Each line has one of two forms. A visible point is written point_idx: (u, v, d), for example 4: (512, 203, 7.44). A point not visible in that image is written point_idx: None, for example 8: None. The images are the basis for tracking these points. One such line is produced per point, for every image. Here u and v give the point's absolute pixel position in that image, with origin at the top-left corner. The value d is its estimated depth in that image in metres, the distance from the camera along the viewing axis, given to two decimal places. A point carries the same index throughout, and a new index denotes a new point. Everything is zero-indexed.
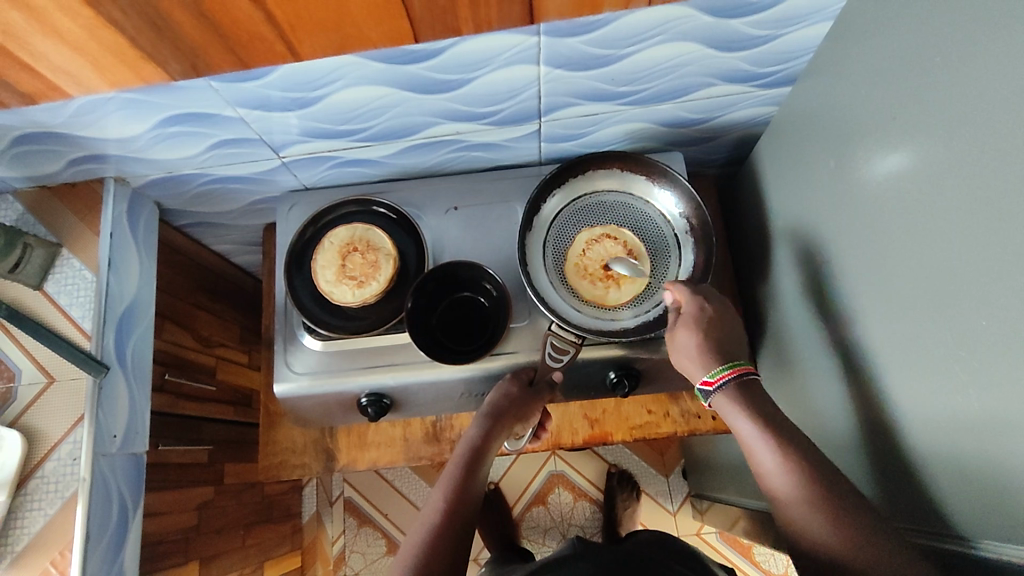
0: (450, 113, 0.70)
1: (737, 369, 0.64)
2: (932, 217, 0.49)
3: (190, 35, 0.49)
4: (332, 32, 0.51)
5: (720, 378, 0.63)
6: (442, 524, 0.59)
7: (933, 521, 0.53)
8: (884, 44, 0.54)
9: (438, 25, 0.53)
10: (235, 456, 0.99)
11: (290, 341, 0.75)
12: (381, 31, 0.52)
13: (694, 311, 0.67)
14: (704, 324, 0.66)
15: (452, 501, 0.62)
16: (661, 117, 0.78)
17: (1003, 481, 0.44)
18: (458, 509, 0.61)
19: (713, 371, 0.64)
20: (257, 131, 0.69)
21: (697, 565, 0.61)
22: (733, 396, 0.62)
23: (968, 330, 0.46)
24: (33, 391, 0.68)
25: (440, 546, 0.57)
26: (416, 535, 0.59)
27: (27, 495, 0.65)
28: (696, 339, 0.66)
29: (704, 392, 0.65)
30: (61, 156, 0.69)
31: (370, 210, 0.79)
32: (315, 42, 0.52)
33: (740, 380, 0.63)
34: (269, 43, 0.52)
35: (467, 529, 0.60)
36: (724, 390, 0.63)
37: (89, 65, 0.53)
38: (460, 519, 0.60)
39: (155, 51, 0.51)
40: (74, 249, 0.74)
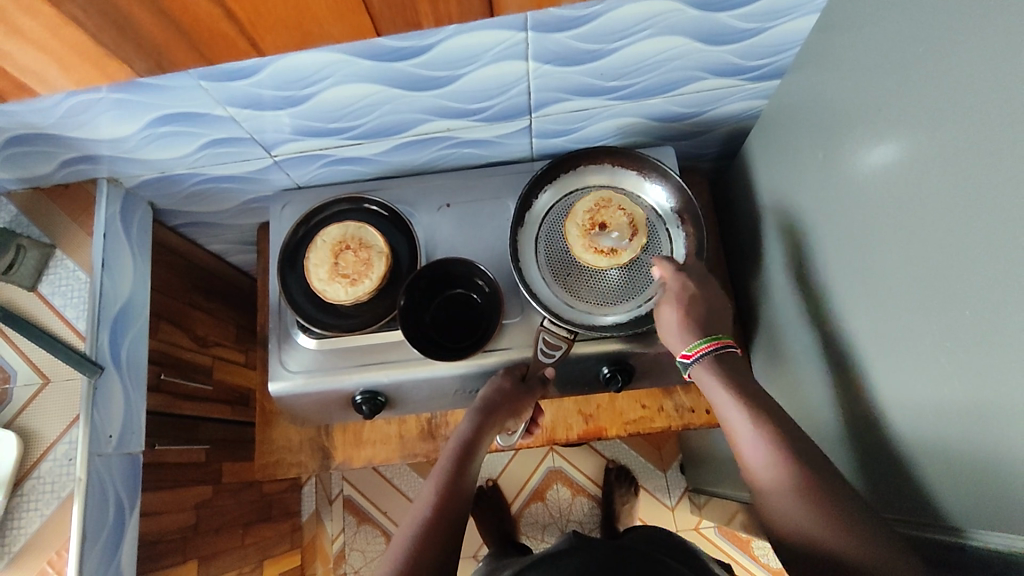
0: (440, 110, 0.70)
1: (717, 342, 0.65)
2: (920, 208, 0.49)
3: (150, 30, 0.49)
4: (293, 29, 0.50)
5: (698, 351, 0.65)
6: (434, 517, 0.59)
7: (923, 512, 0.53)
8: (870, 36, 0.54)
9: (398, 19, 0.51)
10: (232, 455, 0.99)
11: (284, 340, 0.76)
12: (341, 28, 0.51)
13: (676, 287, 0.68)
14: (685, 297, 0.67)
15: (444, 494, 0.62)
16: (651, 112, 0.78)
17: (993, 473, 0.44)
18: (450, 502, 0.61)
19: (691, 345, 0.65)
20: (248, 130, 0.69)
21: (691, 560, 0.61)
22: (712, 367, 0.64)
23: (956, 319, 0.46)
24: (28, 392, 0.68)
25: (432, 538, 0.57)
26: (408, 528, 0.59)
27: (23, 496, 0.65)
28: (678, 313, 0.67)
29: (682, 363, 0.66)
30: (53, 157, 0.69)
31: (362, 208, 0.80)
32: (277, 39, 0.51)
33: (716, 353, 0.64)
34: (231, 39, 0.50)
35: (459, 523, 0.60)
36: (702, 362, 0.64)
37: (69, 68, 0.53)
38: (452, 512, 0.60)
39: (118, 48, 0.50)
40: (68, 250, 0.74)
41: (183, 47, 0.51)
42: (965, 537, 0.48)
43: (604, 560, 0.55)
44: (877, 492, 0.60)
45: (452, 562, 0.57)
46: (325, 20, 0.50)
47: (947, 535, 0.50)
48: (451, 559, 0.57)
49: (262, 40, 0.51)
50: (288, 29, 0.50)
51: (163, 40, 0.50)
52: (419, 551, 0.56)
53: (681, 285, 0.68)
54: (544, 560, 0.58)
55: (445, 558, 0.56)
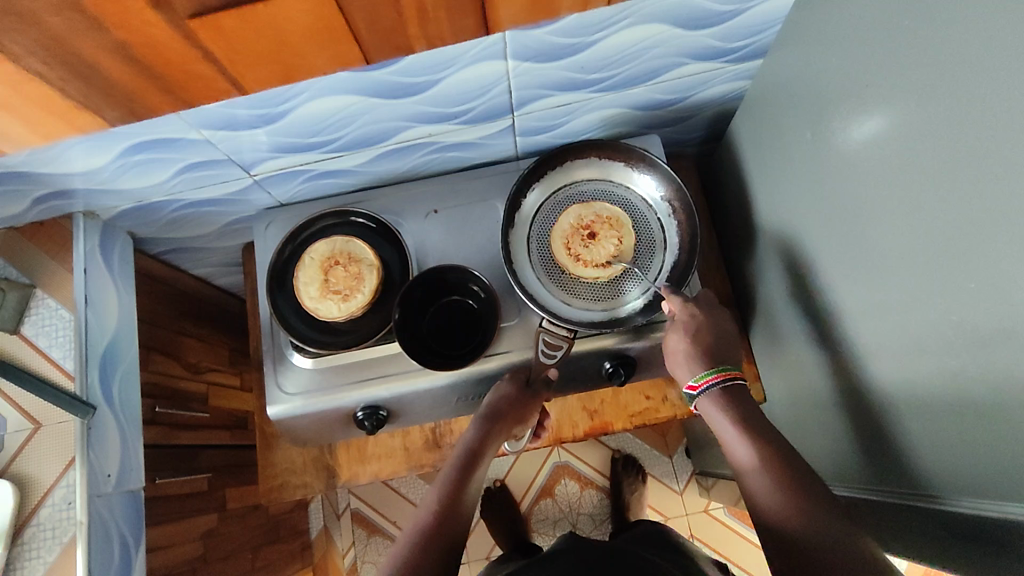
0: (420, 116, 0.69)
1: (724, 373, 0.64)
2: (912, 182, 0.48)
3: (121, 78, 0.46)
4: (272, 64, 0.48)
5: (705, 382, 0.64)
6: (434, 527, 0.58)
7: (918, 485, 0.53)
8: (851, 10, 0.53)
9: (387, 45, 0.50)
10: (235, 480, 0.98)
11: (280, 361, 0.74)
12: (325, 58, 0.49)
13: (685, 317, 0.68)
14: (693, 328, 0.67)
15: (446, 502, 0.61)
16: (634, 101, 0.77)
17: (990, 442, 0.44)
18: (451, 511, 0.60)
19: (698, 376, 0.65)
20: (225, 151, 0.67)
21: (680, 557, 0.61)
22: (717, 400, 0.63)
23: (949, 292, 0.46)
24: (20, 438, 0.66)
25: (430, 550, 0.56)
26: (406, 539, 0.58)
27: (23, 545, 0.64)
28: (686, 344, 0.66)
29: (690, 395, 0.66)
30: (26, 196, 0.67)
31: (349, 221, 0.78)
32: (258, 74, 0.49)
33: (725, 385, 0.64)
34: (210, 80, 0.49)
35: (459, 532, 0.59)
36: (708, 393, 0.64)
37: (36, 117, 0.51)
38: (453, 522, 0.59)
39: (88, 99, 0.49)
40: (50, 289, 0.71)
41: (158, 92, 0.49)
42: (957, 506, 0.48)
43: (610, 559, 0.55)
44: (877, 469, 0.60)
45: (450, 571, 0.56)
46: (308, 51, 0.48)
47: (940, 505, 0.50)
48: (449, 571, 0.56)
49: (239, 78, 0.49)
50: (267, 65, 0.48)
51: (135, 88, 0.48)
52: (416, 562, 0.55)
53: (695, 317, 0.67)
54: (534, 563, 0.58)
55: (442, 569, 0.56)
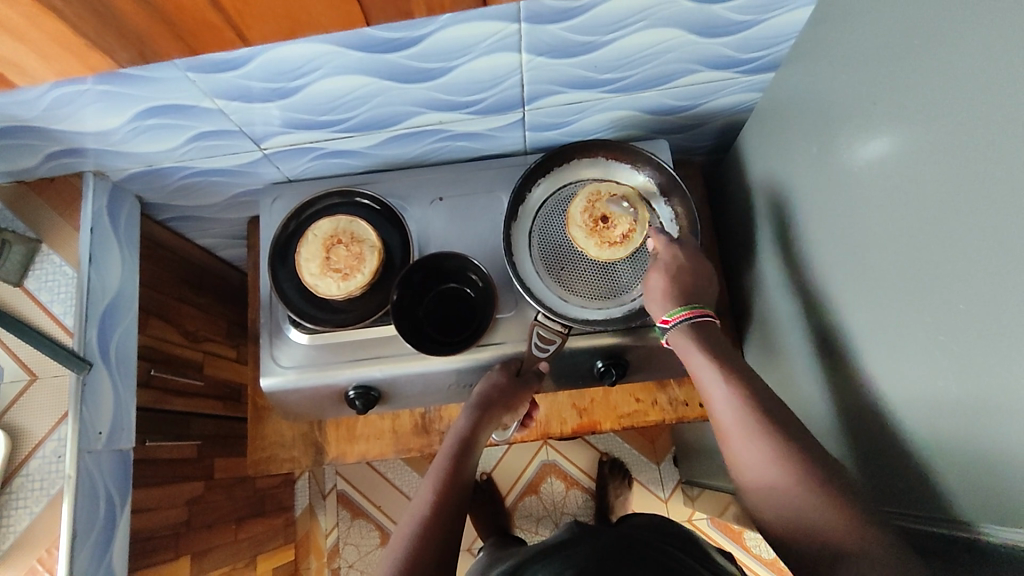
0: (432, 102, 0.70)
1: (694, 310, 0.65)
2: (912, 202, 0.49)
3: (139, 23, 0.48)
4: (280, 21, 0.50)
5: (675, 317, 0.65)
6: (433, 512, 0.58)
7: (914, 505, 0.54)
8: (865, 28, 0.53)
9: (390, 8, 0.51)
10: (224, 451, 0.99)
11: (276, 335, 0.75)
12: (330, 16, 0.51)
13: (667, 258, 0.69)
14: (673, 267, 0.68)
15: (443, 490, 0.60)
16: (646, 105, 0.77)
17: (982, 464, 0.45)
18: (448, 496, 0.59)
19: (670, 312, 0.66)
20: (237, 122, 0.68)
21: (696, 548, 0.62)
22: (689, 336, 0.64)
23: (951, 311, 0.46)
24: (16, 388, 0.67)
25: (431, 534, 0.55)
26: (406, 525, 0.57)
27: (12, 494, 0.65)
28: (663, 281, 0.67)
29: (662, 329, 0.67)
30: (38, 151, 0.68)
31: (354, 201, 0.78)
32: (264, 29, 0.51)
33: (695, 321, 0.64)
34: (218, 31, 0.50)
35: (457, 516, 0.59)
36: (679, 328, 0.65)
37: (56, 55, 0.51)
38: (451, 506, 0.59)
39: (126, 39, 0.50)
40: (55, 245, 0.73)
41: (169, 37, 0.50)
42: (953, 522, 0.49)
43: (611, 549, 0.55)
44: (869, 484, 0.60)
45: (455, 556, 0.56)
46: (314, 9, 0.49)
47: (935, 526, 0.51)
48: (449, 554, 0.55)
49: (248, 30, 0.51)
50: (277, 19, 0.50)
51: (172, 32, 0.50)
52: (417, 547, 0.54)
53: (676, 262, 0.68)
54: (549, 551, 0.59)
55: (443, 555, 0.54)
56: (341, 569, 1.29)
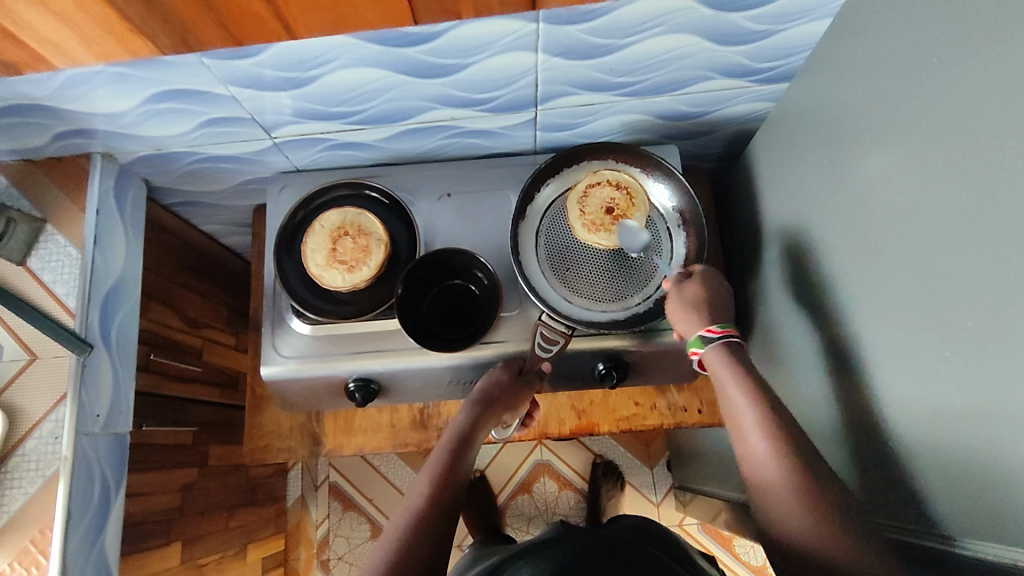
0: (445, 98, 0.70)
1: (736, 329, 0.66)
2: (922, 217, 0.49)
3: (178, 8, 0.48)
4: (326, 12, 0.50)
5: (725, 330, 0.65)
6: (427, 509, 0.57)
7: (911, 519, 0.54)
8: (882, 43, 0.54)
9: (436, 7, 0.52)
10: (219, 438, 0.98)
11: (278, 324, 0.75)
12: (377, 12, 0.51)
13: (709, 275, 0.70)
14: (715, 284, 0.69)
15: (438, 485, 0.60)
16: (658, 110, 0.77)
17: (982, 482, 0.45)
18: (443, 494, 0.59)
19: (719, 323, 0.66)
20: (248, 110, 0.68)
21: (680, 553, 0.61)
22: (728, 354, 0.64)
23: (957, 328, 0.46)
24: (14, 367, 0.67)
25: (423, 531, 0.55)
26: (399, 522, 0.57)
27: (7, 473, 0.64)
28: (707, 293, 0.68)
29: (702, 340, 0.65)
30: (47, 130, 0.67)
31: (363, 194, 0.78)
32: (310, 22, 0.51)
33: (738, 340, 0.65)
34: (263, 20, 0.50)
35: (452, 513, 0.58)
36: (726, 341, 0.64)
37: (70, 33, 0.51)
38: (446, 503, 0.58)
39: (144, 24, 0.50)
40: (59, 226, 0.72)
41: (212, 24, 0.50)
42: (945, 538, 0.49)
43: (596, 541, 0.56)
44: (868, 497, 0.61)
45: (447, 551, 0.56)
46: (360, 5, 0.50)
47: (929, 541, 0.51)
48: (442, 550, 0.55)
49: (294, 23, 0.51)
50: (323, 11, 0.50)
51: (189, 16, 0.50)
52: (408, 546, 0.54)
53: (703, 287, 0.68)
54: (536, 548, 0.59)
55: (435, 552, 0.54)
56: (330, 560, 1.28)
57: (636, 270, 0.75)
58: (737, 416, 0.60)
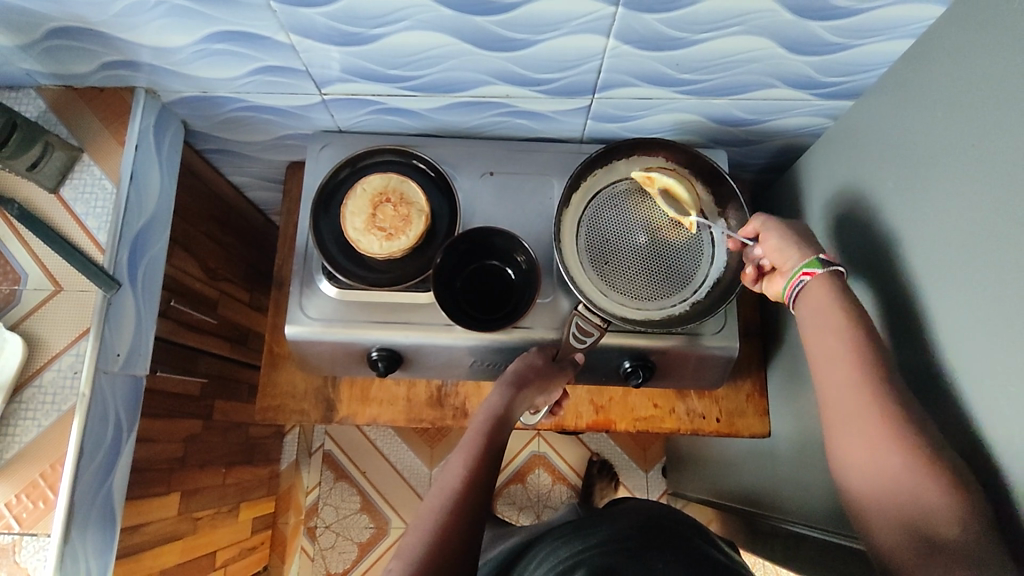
0: (505, 74, 0.68)
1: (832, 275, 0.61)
2: (986, 249, 0.48)
3: None
4: None
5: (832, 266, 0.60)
6: (463, 493, 0.55)
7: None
8: (962, 68, 0.53)
9: None
10: (225, 393, 0.97)
11: (307, 284, 0.73)
12: None
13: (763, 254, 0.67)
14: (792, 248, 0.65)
15: (474, 467, 0.58)
16: (714, 112, 0.76)
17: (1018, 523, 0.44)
18: (479, 476, 0.57)
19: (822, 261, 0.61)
20: (304, 61, 0.66)
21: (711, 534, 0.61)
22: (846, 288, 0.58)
23: (1013, 364, 0.45)
24: (38, 297, 0.65)
25: (460, 515, 0.53)
26: (434, 505, 0.55)
27: (21, 403, 0.63)
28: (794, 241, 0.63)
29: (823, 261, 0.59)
30: (95, 57, 0.65)
31: (408, 162, 0.76)
32: None
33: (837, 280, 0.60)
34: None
35: (487, 498, 0.56)
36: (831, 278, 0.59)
37: None
38: (482, 487, 0.57)
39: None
40: (96, 157, 0.70)
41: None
42: None
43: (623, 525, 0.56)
44: None
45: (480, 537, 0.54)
46: None
47: None
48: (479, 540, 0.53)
49: None
50: None
51: None
52: (445, 531, 0.52)
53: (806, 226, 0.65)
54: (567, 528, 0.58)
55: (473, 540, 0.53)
56: (317, 528, 1.27)
57: (676, 272, 0.74)
58: (828, 356, 0.56)
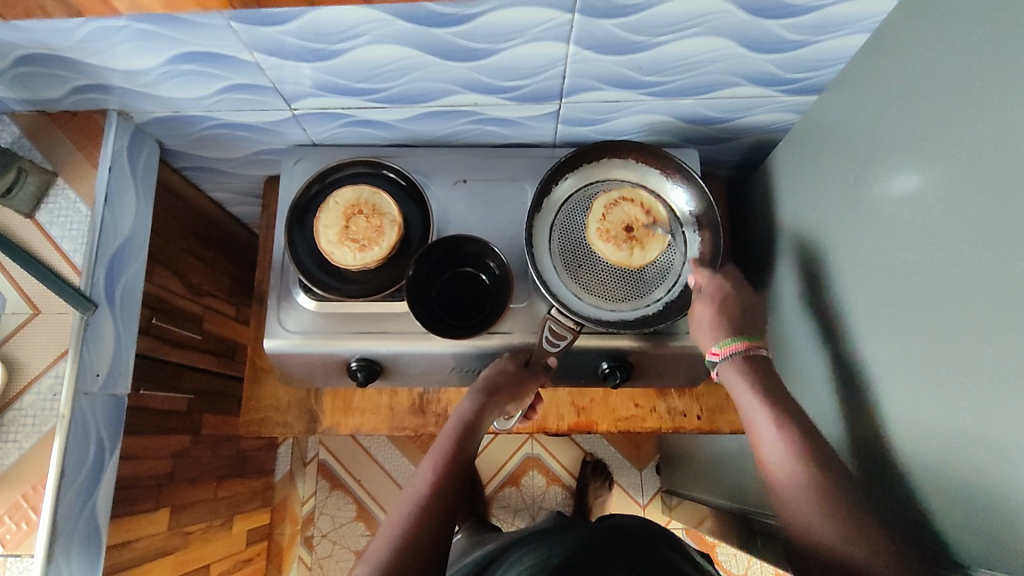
0: (471, 83, 0.69)
1: (747, 343, 0.65)
2: (945, 242, 0.49)
3: None
4: None
5: (729, 348, 0.65)
6: (430, 499, 0.57)
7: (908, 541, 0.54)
8: (918, 63, 0.53)
9: None
10: (213, 407, 0.98)
11: (284, 298, 0.74)
12: None
13: (714, 289, 0.70)
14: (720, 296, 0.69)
15: (441, 474, 0.60)
16: (682, 112, 0.77)
17: (985, 514, 0.45)
18: (446, 483, 0.59)
19: (721, 343, 0.66)
20: (271, 79, 0.67)
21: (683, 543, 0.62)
22: (739, 367, 0.64)
23: (974, 355, 0.46)
24: (16, 320, 0.66)
25: (424, 522, 0.55)
26: (398, 513, 0.56)
27: (2, 427, 0.64)
28: (710, 312, 0.68)
29: (712, 361, 0.67)
30: (65, 82, 0.66)
31: (379, 173, 0.77)
32: None
33: (746, 354, 0.65)
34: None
35: (455, 503, 0.58)
36: (731, 360, 0.65)
37: None
38: (448, 494, 0.58)
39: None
40: (70, 180, 0.71)
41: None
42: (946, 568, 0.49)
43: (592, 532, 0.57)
44: None
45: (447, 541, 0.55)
46: None
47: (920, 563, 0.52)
48: (445, 544, 0.55)
49: None
50: None
51: None
52: (410, 536, 0.53)
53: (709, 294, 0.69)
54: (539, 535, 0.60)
55: (438, 544, 0.54)
56: (314, 538, 1.28)
57: (650, 273, 0.74)
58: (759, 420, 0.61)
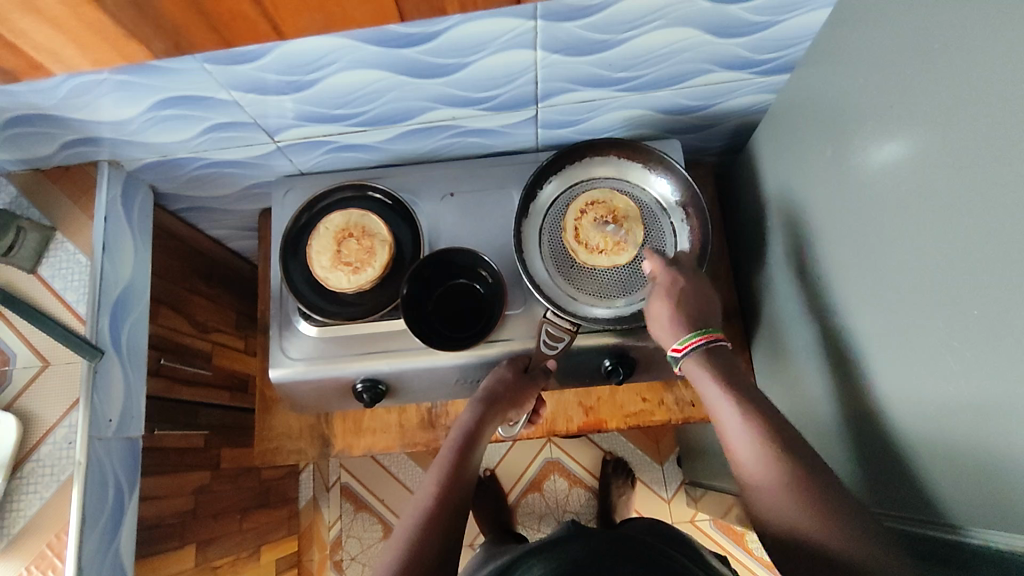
0: (446, 98, 0.70)
1: (707, 335, 0.65)
2: (926, 206, 0.49)
3: None
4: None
5: (689, 344, 0.65)
6: (436, 509, 0.58)
7: (917, 510, 0.54)
8: (882, 32, 0.53)
9: None
10: (231, 440, 1.00)
11: (286, 327, 0.75)
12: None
13: (667, 281, 0.68)
14: (675, 292, 0.67)
15: (446, 484, 0.61)
16: (659, 104, 0.77)
17: (995, 479, 0.44)
18: (451, 493, 0.60)
19: (683, 338, 0.65)
20: (251, 114, 0.68)
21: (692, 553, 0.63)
22: (703, 362, 0.64)
23: (963, 318, 0.45)
24: (28, 374, 0.68)
25: (432, 532, 0.56)
26: (406, 525, 0.57)
27: (22, 479, 0.65)
28: (668, 309, 0.66)
29: (674, 358, 0.66)
30: (55, 139, 0.68)
31: (366, 195, 0.79)
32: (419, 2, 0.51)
33: (708, 347, 0.65)
34: (248, 19, 0.50)
35: (461, 514, 0.59)
36: (692, 355, 0.65)
37: (63, 36, 0.51)
38: (452, 502, 0.59)
39: (135, 29, 0.51)
40: (69, 233, 0.74)
41: (201, 27, 0.51)
42: (960, 537, 0.48)
43: (600, 542, 0.57)
44: (873, 488, 0.60)
45: (455, 549, 0.56)
46: None
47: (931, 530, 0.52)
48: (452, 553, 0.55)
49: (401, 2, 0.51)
50: None
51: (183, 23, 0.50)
52: (417, 546, 0.54)
53: (671, 283, 0.68)
54: (544, 547, 0.60)
55: (446, 554, 0.55)
56: (343, 560, 1.30)
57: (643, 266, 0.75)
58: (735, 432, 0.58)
